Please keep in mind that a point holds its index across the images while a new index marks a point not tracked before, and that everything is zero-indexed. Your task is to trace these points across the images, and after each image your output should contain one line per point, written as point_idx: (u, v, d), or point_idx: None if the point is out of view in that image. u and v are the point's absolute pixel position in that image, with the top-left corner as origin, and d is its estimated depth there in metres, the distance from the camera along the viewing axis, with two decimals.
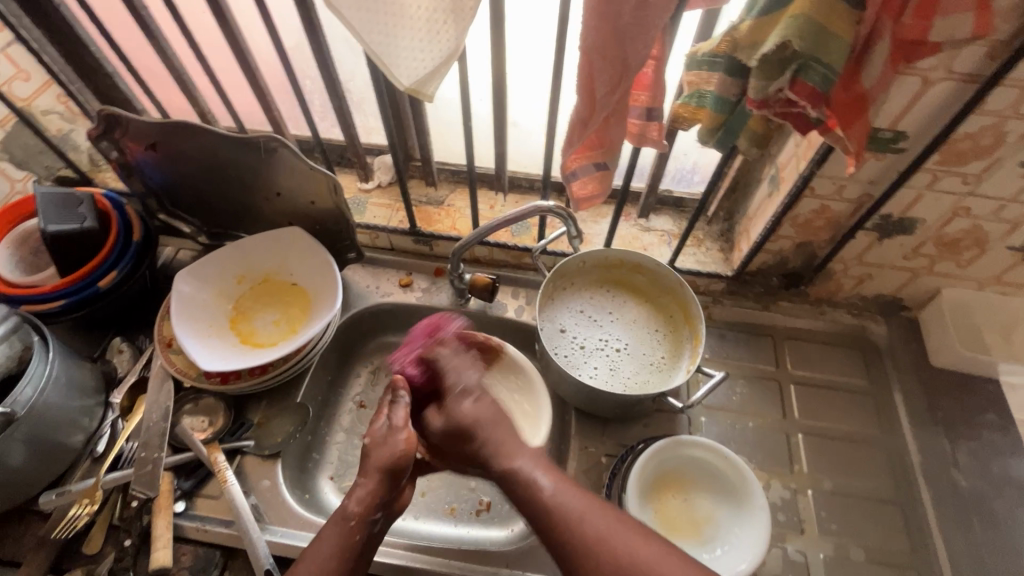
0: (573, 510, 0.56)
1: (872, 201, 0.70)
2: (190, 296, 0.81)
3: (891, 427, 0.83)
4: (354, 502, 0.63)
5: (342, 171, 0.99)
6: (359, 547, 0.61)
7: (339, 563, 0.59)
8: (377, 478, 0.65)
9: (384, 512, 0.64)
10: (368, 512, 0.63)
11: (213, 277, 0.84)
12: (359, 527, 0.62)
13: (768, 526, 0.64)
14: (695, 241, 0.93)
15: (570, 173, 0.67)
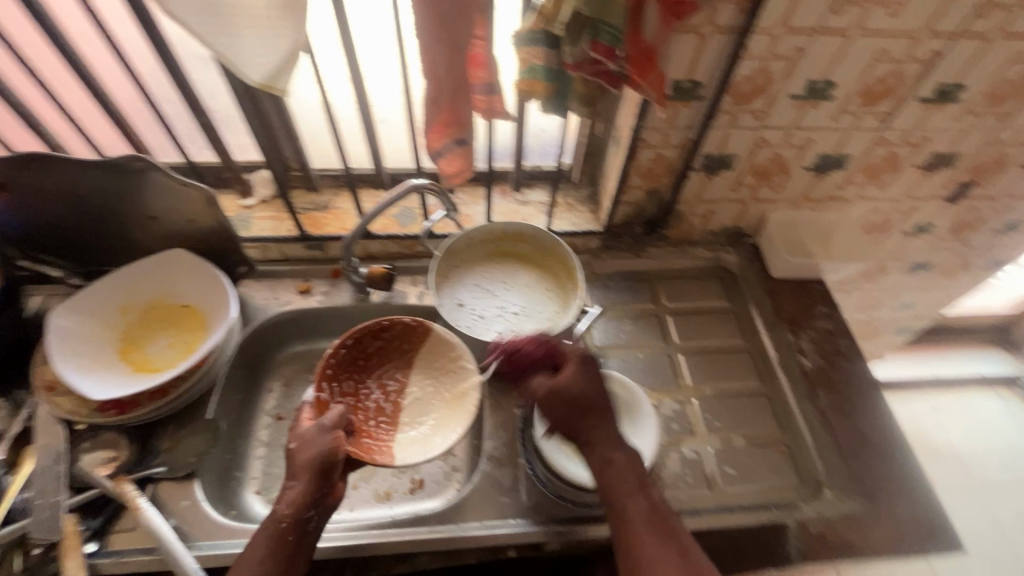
0: (621, 473, 0.65)
1: (693, 143, 0.83)
2: (72, 331, 0.78)
3: (750, 333, 0.97)
4: (290, 511, 0.64)
5: (219, 191, 0.99)
6: (293, 544, 0.64)
7: (269, 566, 0.63)
8: (305, 479, 0.65)
9: (319, 509, 0.66)
10: (300, 512, 0.65)
11: (93, 311, 0.81)
12: (296, 529, 0.64)
13: (655, 431, 0.76)
14: (567, 206, 1.04)
15: (435, 153, 0.74)
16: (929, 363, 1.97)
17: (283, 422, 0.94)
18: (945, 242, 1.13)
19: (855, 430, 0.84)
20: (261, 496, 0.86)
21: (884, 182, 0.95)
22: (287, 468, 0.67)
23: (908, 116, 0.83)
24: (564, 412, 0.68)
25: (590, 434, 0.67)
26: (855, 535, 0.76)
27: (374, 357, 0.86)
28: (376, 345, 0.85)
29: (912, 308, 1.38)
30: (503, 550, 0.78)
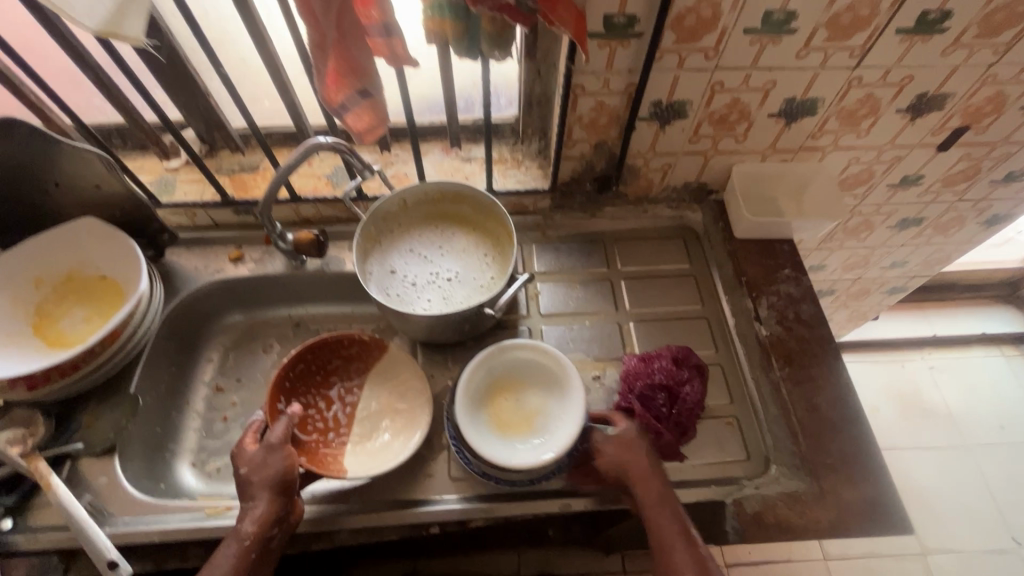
0: (666, 510, 0.66)
1: (636, 88, 0.74)
2: None
3: (709, 299, 0.91)
4: (252, 532, 0.63)
5: (142, 153, 0.93)
6: (256, 564, 0.63)
7: None
8: (265, 499, 0.65)
9: (281, 527, 0.66)
10: (263, 530, 0.64)
11: (4, 284, 0.78)
12: (255, 548, 0.63)
13: (582, 403, 0.70)
14: (514, 162, 0.96)
15: (338, 106, 0.66)
16: (932, 322, 1.88)
17: (222, 393, 0.92)
18: (937, 196, 1.02)
19: (810, 407, 0.77)
20: (196, 469, 0.85)
21: (862, 129, 0.85)
22: (241, 491, 0.66)
23: (886, 51, 0.72)
24: (636, 455, 0.70)
25: (649, 474, 0.68)
26: (795, 515, 0.71)
27: (331, 374, 0.85)
28: (335, 363, 0.85)
29: (904, 265, 1.29)
30: (426, 526, 0.76)
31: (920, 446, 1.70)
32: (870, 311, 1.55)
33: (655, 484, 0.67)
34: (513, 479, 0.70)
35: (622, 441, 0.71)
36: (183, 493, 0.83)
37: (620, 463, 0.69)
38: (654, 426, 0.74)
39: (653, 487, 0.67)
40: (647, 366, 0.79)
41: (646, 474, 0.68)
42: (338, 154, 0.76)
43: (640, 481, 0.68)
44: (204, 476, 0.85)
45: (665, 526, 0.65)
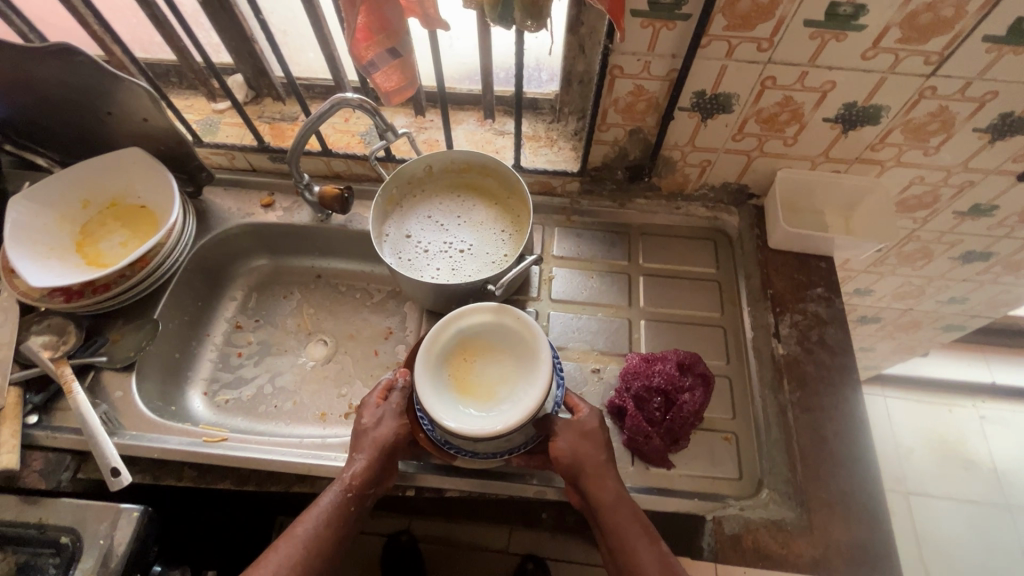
0: (623, 504, 0.65)
1: (678, 75, 0.70)
2: (28, 218, 0.81)
3: (731, 308, 0.87)
4: (355, 486, 0.68)
5: (193, 93, 0.97)
6: (349, 517, 0.68)
7: (327, 528, 0.66)
8: (373, 457, 0.69)
9: (376, 488, 0.70)
10: (363, 486, 0.68)
11: (55, 202, 0.84)
12: (352, 501, 0.68)
13: (540, 395, 0.67)
14: (548, 141, 0.93)
15: (368, 64, 0.66)
16: (993, 368, 1.72)
17: (241, 331, 0.97)
18: (1011, 231, 0.92)
19: (816, 437, 0.73)
20: (206, 398, 0.91)
21: (930, 146, 0.77)
22: (353, 442, 0.71)
23: (968, 60, 0.64)
24: (595, 447, 0.68)
25: (605, 469, 0.67)
26: (777, 544, 0.68)
27: None
28: None
29: (963, 302, 1.18)
30: (404, 488, 0.78)
31: (954, 497, 1.58)
32: (920, 346, 1.43)
33: (612, 480, 0.66)
34: (476, 451, 0.70)
35: (579, 430, 0.69)
36: (191, 418, 0.88)
37: (576, 452, 0.67)
38: (644, 429, 0.72)
39: (611, 481, 0.66)
40: (644, 364, 0.78)
41: (603, 469, 0.67)
42: (362, 112, 0.76)
43: (597, 474, 0.66)
44: (212, 405, 0.90)
45: (620, 523, 0.64)
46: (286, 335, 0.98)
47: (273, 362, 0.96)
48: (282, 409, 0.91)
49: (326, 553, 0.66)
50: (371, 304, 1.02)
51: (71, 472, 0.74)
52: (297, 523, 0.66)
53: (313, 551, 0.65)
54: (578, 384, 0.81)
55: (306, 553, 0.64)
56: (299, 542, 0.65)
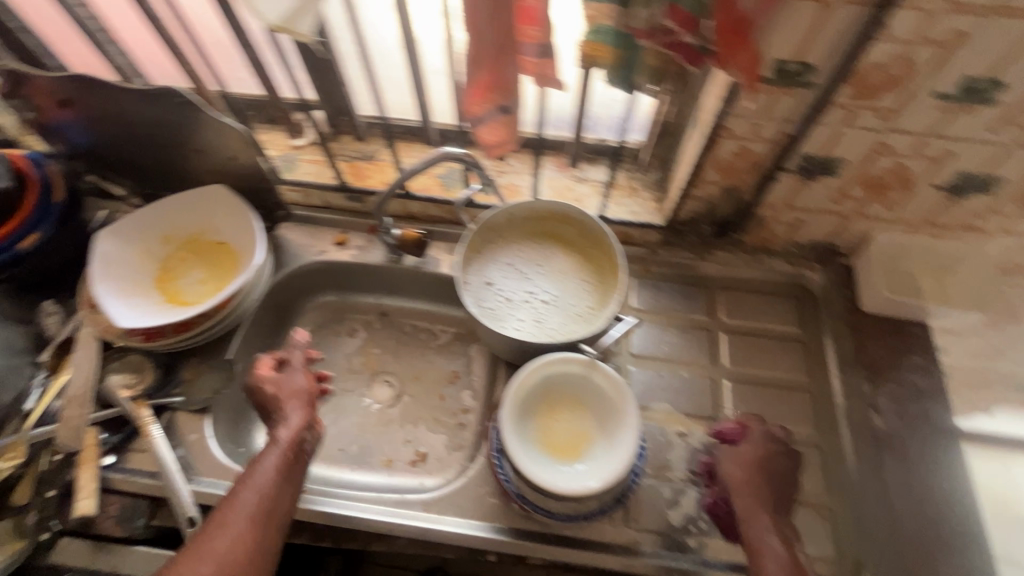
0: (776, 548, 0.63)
1: (791, 139, 0.68)
2: (114, 254, 0.81)
3: (818, 372, 0.84)
4: (294, 434, 0.68)
5: (270, 128, 0.97)
6: (294, 466, 0.65)
7: (277, 480, 0.63)
8: (300, 408, 0.71)
9: (312, 432, 0.70)
10: (298, 432, 0.68)
11: (134, 237, 0.84)
12: (291, 447, 0.66)
13: (609, 481, 0.62)
14: (629, 191, 0.91)
15: (474, 118, 0.64)
16: None
17: None
18: None
19: (924, 523, 0.72)
20: None
21: None
22: (273, 407, 0.72)
23: None
24: (763, 488, 0.69)
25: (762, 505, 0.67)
26: None
27: None
28: None
29: None
30: (484, 553, 0.73)
31: None
32: None
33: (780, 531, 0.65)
34: (552, 510, 0.67)
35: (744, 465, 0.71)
36: None
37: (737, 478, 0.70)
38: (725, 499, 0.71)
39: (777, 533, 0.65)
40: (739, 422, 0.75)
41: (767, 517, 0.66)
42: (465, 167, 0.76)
43: (761, 514, 0.66)
44: None
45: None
46: (351, 375, 0.96)
47: (339, 403, 0.94)
48: (348, 453, 0.89)
49: (283, 497, 0.63)
50: (436, 345, 1.00)
51: (146, 518, 0.72)
52: (245, 486, 0.61)
53: (269, 501, 0.61)
54: (664, 448, 0.78)
55: (255, 515, 0.59)
56: (251, 499, 0.60)
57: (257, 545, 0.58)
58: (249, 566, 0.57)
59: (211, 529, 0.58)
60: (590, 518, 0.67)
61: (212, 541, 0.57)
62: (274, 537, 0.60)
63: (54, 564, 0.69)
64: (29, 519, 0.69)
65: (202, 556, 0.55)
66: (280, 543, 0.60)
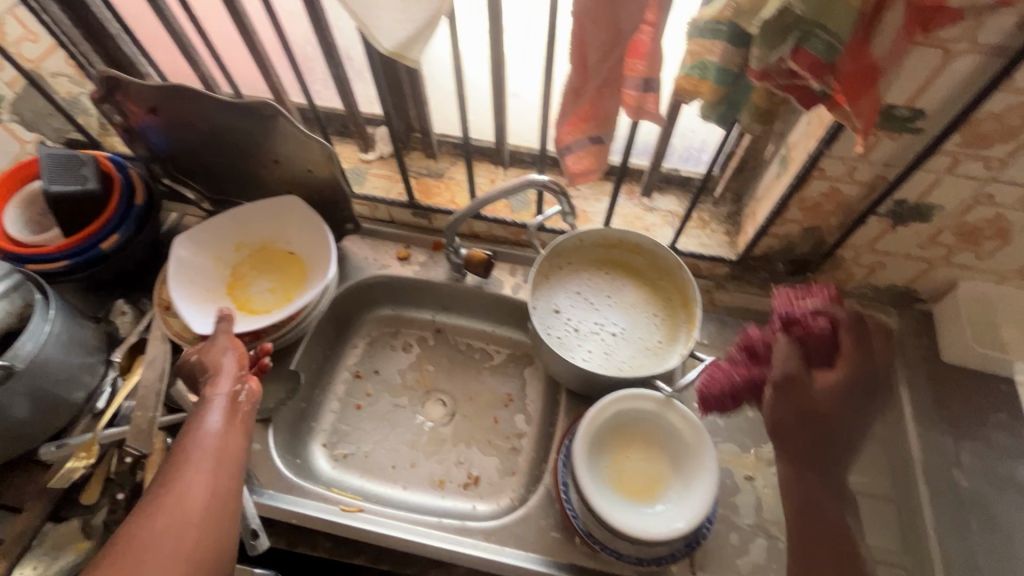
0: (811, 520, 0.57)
1: (888, 184, 0.66)
2: (189, 260, 0.83)
3: (893, 422, 0.80)
4: (232, 392, 0.63)
5: (341, 140, 0.98)
6: (237, 417, 0.62)
7: (223, 433, 0.59)
8: (221, 361, 0.66)
9: (245, 385, 0.65)
10: (232, 381, 0.64)
11: (210, 245, 0.86)
12: (225, 399, 0.62)
13: (689, 525, 0.61)
14: (699, 222, 0.90)
15: (564, 147, 0.64)
16: None
17: (361, 381, 0.96)
18: None
19: None
20: (326, 450, 0.89)
21: None
22: (202, 370, 0.67)
23: None
24: (808, 439, 0.57)
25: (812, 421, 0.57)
26: None
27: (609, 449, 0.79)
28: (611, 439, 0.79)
29: None
30: None
31: None
32: None
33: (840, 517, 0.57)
34: (621, 551, 0.65)
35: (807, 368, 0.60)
36: (314, 473, 0.86)
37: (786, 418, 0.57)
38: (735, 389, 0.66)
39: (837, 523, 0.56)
40: (823, 330, 0.61)
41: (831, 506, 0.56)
42: (549, 193, 0.75)
43: (806, 472, 0.57)
44: (333, 459, 0.88)
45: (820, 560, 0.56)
46: (404, 391, 0.95)
47: (391, 416, 0.93)
48: (399, 470, 0.88)
49: (232, 445, 0.59)
50: (490, 366, 0.98)
51: None
52: (189, 443, 0.57)
53: (218, 450, 0.57)
54: (731, 492, 0.75)
55: (203, 469, 0.55)
56: (198, 457, 0.55)
57: (214, 489, 0.54)
58: (210, 521, 0.52)
59: (160, 485, 0.53)
60: (661, 562, 0.66)
61: (160, 504, 0.51)
62: (228, 484, 0.56)
63: None
64: (97, 518, 0.69)
65: (149, 517, 0.50)
66: (236, 486, 0.57)
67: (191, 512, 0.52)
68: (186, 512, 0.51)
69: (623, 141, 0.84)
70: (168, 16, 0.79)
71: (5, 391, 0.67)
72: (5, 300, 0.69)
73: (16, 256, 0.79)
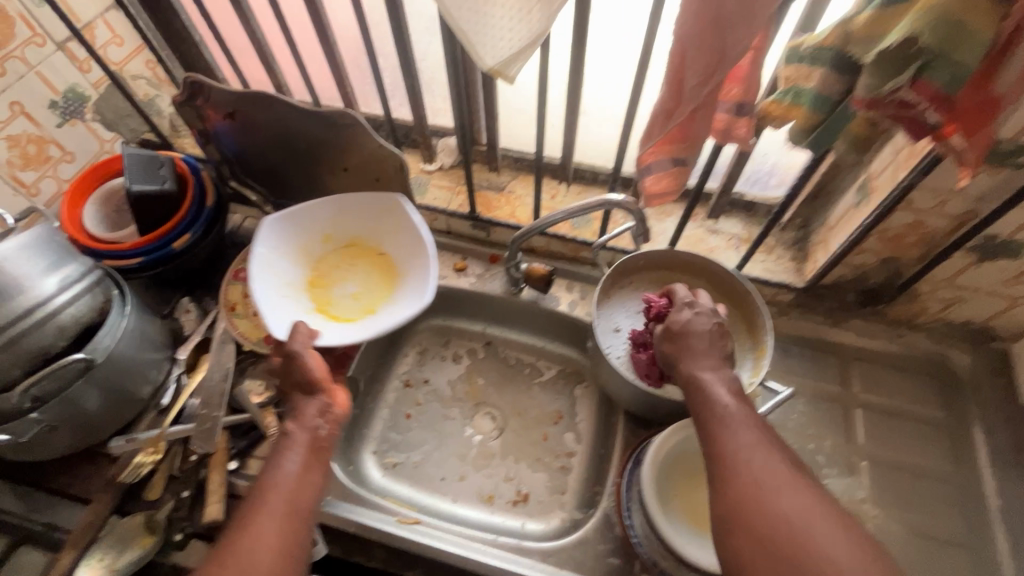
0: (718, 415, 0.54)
1: (980, 218, 0.64)
2: (275, 249, 0.83)
3: (966, 464, 0.77)
4: (312, 430, 0.61)
5: (405, 150, 1.00)
6: (318, 456, 0.60)
7: (301, 475, 0.57)
8: (304, 392, 0.64)
9: (325, 419, 0.63)
10: (312, 417, 0.62)
11: (300, 232, 0.85)
12: (305, 437, 0.60)
13: None
14: (764, 248, 0.89)
15: (644, 167, 0.63)
16: None
17: (410, 390, 0.95)
18: None
19: None
20: (377, 459, 0.89)
21: None
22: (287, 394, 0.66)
23: None
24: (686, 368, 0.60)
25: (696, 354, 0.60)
26: None
27: None
28: None
29: None
30: None
31: None
32: None
33: (755, 443, 0.50)
34: None
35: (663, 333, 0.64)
36: (366, 481, 0.86)
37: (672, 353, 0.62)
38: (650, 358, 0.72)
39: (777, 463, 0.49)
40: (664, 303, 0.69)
41: (758, 442, 0.51)
42: (622, 212, 0.74)
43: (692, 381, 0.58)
44: (383, 468, 0.88)
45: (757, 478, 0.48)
46: (453, 402, 0.94)
47: (441, 427, 0.92)
48: (448, 483, 0.87)
49: (308, 492, 0.57)
50: (541, 382, 0.96)
51: None
52: (269, 482, 0.56)
53: (297, 491, 0.56)
54: None
55: (282, 512, 0.53)
56: (278, 498, 0.54)
57: (286, 538, 0.52)
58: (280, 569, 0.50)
59: (238, 524, 0.52)
60: None
61: (235, 548, 0.50)
62: (302, 528, 0.54)
63: (179, 564, 0.70)
64: (160, 515, 0.70)
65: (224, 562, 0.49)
66: (310, 533, 0.54)
67: (261, 558, 0.50)
68: (258, 558, 0.50)
69: (703, 163, 0.83)
70: (253, 26, 0.81)
71: (82, 384, 0.68)
72: (89, 294, 0.70)
73: (93, 251, 0.81)
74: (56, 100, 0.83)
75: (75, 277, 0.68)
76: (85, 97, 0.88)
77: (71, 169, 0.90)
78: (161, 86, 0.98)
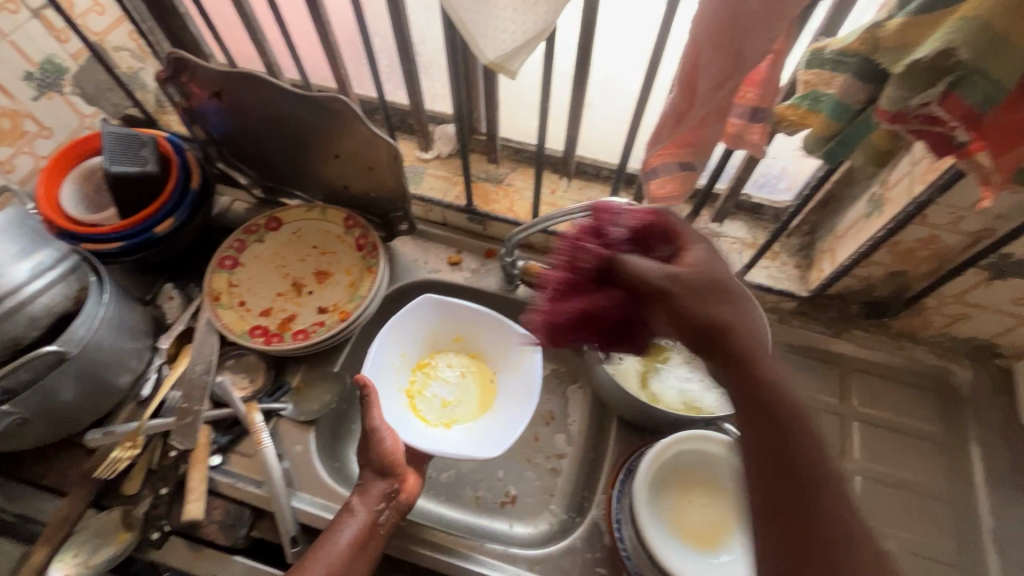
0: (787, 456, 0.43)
1: (996, 237, 0.62)
2: (416, 316, 0.82)
3: (962, 483, 0.76)
4: (372, 514, 0.65)
5: (401, 136, 0.96)
6: (373, 540, 0.64)
7: (350, 551, 0.62)
8: (375, 473, 0.68)
9: (387, 505, 0.67)
10: (374, 501, 0.66)
11: (446, 320, 0.84)
12: (366, 517, 0.65)
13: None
14: (769, 253, 0.86)
15: (650, 170, 0.60)
16: None
17: None
18: None
19: None
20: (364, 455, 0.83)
21: None
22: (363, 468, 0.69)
23: None
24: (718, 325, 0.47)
25: (735, 324, 0.47)
26: None
27: None
28: None
29: None
30: None
31: None
32: None
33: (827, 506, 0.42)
34: None
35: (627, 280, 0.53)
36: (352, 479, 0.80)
37: (707, 314, 0.47)
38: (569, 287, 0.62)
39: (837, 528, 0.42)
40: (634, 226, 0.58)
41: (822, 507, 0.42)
42: None
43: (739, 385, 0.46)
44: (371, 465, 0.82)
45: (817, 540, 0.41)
46: None
47: None
48: (437, 482, 0.85)
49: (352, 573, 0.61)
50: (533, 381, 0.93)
51: (247, 530, 0.70)
52: (318, 550, 0.61)
53: (341, 567, 0.60)
54: None
55: None
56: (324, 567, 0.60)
57: None
58: None
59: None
60: None
61: None
62: None
63: (155, 560, 0.68)
64: (138, 510, 0.69)
65: None
66: None
67: None
68: None
69: (711, 164, 0.80)
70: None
71: (57, 376, 0.66)
72: (64, 282, 0.67)
73: (71, 233, 0.78)
74: (32, 71, 0.79)
75: (48, 264, 0.65)
76: (63, 69, 0.83)
77: (48, 145, 0.85)
78: (145, 59, 0.94)
